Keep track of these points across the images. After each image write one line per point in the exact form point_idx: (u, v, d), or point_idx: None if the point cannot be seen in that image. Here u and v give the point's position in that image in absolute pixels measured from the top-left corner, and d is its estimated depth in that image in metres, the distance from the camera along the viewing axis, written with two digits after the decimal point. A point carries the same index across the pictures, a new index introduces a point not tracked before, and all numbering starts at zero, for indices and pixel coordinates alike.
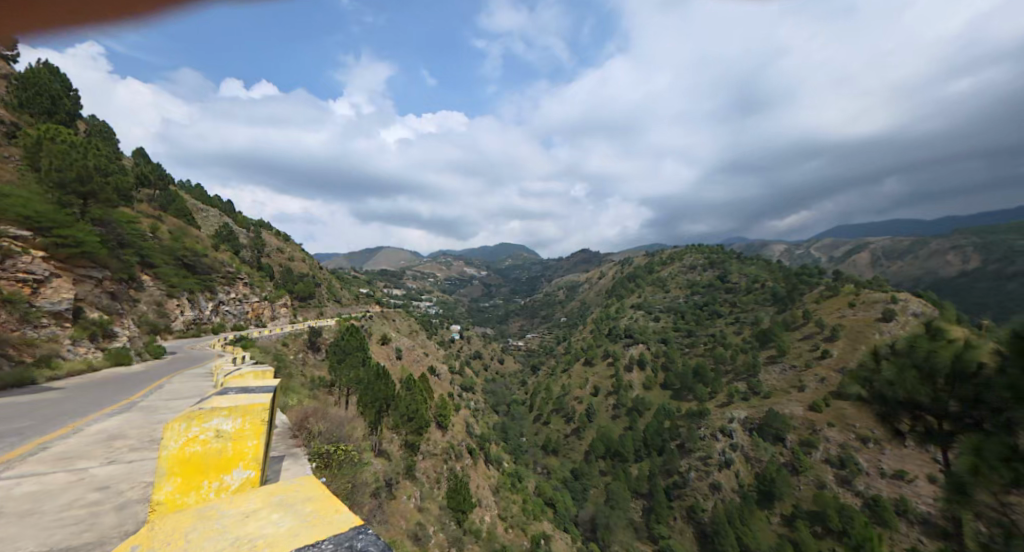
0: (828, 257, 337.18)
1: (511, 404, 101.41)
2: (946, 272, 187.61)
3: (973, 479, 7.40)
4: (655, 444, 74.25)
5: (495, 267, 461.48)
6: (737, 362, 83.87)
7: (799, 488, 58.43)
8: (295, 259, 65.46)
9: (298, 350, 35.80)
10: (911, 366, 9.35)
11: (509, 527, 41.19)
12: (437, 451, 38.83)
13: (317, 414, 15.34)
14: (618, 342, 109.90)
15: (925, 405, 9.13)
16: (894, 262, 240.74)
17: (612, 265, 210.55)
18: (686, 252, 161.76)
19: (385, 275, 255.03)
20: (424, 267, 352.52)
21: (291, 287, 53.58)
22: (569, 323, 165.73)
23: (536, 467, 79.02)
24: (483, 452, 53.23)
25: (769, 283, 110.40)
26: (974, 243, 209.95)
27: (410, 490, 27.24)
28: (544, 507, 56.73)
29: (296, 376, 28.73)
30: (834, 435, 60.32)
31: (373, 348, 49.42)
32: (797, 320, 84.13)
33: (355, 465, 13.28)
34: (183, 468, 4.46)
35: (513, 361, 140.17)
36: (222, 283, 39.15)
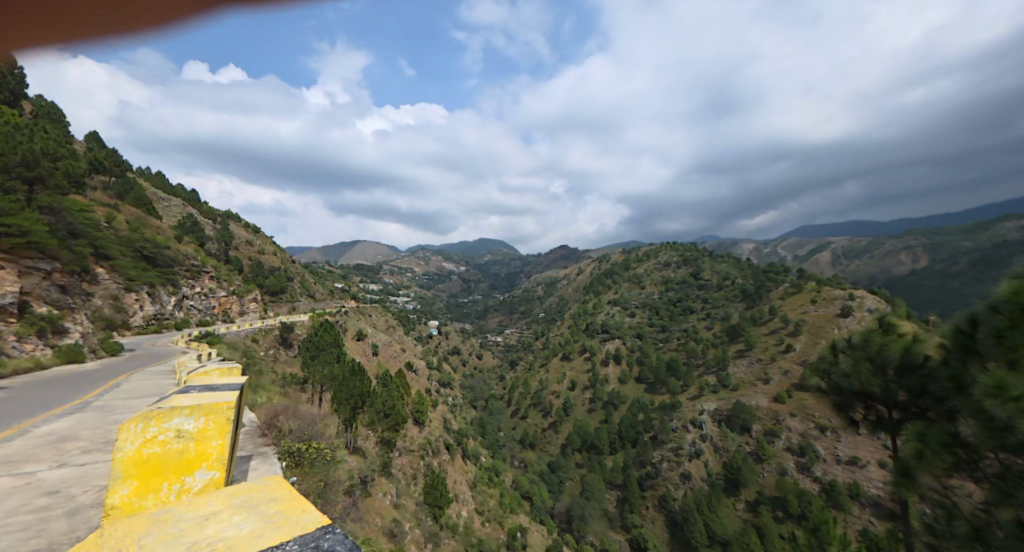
0: (794, 256, 351.10)
1: (489, 400, 101.77)
2: (898, 271, 199.92)
3: (917, 464, 7.90)
4: (629, 436, 76.03)
5: (473, 263, 459.62)
6: (708, 356, 86.60)
7: (763, 475, 61.05)
8: (266, 252, 63.37)
9: (268, 346, 34.75)
10: (865, 359, 9.81)
11: (485, 521, 41.40)
12: (414, 447, 38.51)
13: (288, 412, 14.95)
14: (594, 337, 111.70)
15: (877, 395, 9.67)
16: (853, 261, 254.71)
17: (589, 262, 213.57)
18: (661, 249, 165.43)
19: (361, 270, 250.32)
20: (401, 262, 348.25)
21: (262, 281, 51.88)
22: (546, 319, 166.92)
23: (513, 461, 79.67)
24: (461, 447, 53.18)
25: (738, 280, 114.28)
26: (923, 244, 224.63)
27: (385, 487, 27.00)
28: (521, 500, 57.22)
29: (266, 373, 27.96)
30: (795, 425, 63.37)
31: (349, 344, 48.50)
32: (764, 315, 87.50)
33: (328, 464, 13.05)
34: (141, 470, 4.29)
35: (491, 356, 140.26)
36: (185, 277, 37.47)
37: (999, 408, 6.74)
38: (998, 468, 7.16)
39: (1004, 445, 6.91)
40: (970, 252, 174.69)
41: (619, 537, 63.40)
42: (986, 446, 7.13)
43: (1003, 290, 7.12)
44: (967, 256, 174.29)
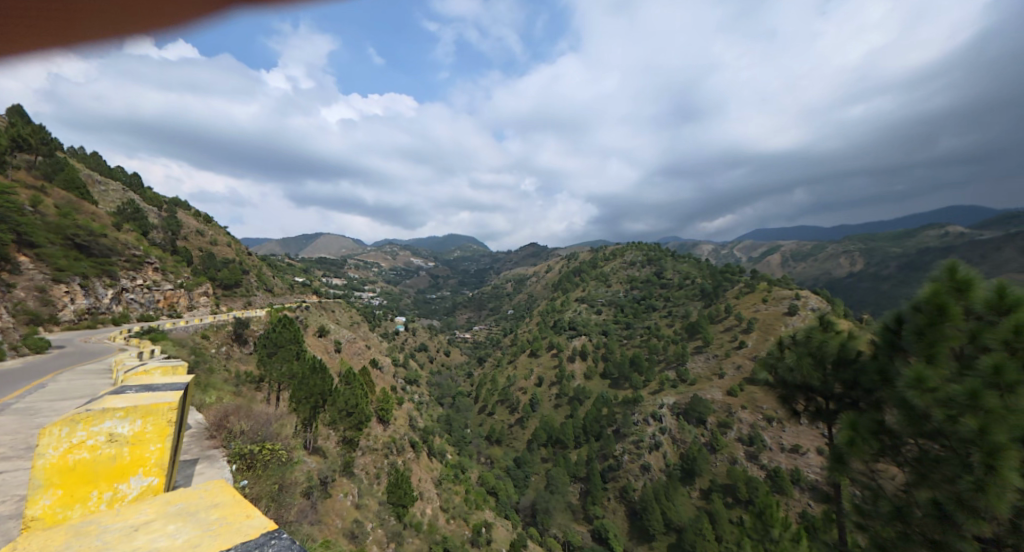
0: (749, 257, 368.78)
1: (456, 396, 101.37)
2: (839, 273, 215.97)
3: (849, 451, 8.54)
4: (593, 430, 77.70)
5: (441, 258, 454.01)
6: (669, 352, 89.78)
7: (716, 465, 64.24)
8: (219, 243, 59.82)
9: (220, 343, 32.95)
10: (807, 353, 10.52)
11: (450, 519, 41.25)
12: (378, 446, 37.75)
13: (240, 412, 14.24)
14: (562, 334, 113.23)
15: (816, 387, 10.35)
16: (800, 264, 272.09)
17: (558, 260, 216.34)
18: (627, 247, 169.75)
19: (325, 263, 241.64)
20: (366, 257, 339.43)
21: (214, 273, 49.00)
22: (515, 316, 167.48)
23: (480, 458, 79.71)
24: (427, 445, 52.65)
25: (698, 279, 119.18)
26: (860, 248, 244.44)
27: (347, 487, 26.32)
28: (486, 496, 57.37)
29: (218, 372, 26.64)
30: (746, 416, 67.14)
31: (309, 341, 46.77)
32: (720, 314, 91.66)
33: (284, 465, 12.59)
34: (66, 478, 4.02)
35: (459, 353, 139.52)
36: (124, 268, 34.76)
37: (920, 399, 7.47)
38: (917, 452, 7.86)
39: (922, 430, 7.63)
40: (899, 257, 191.84)
41: (581, 528, 64.95)
42: (908, 432, 7.85)
43: (925, 292, 7.86)
44: (896, 260, 191.03)
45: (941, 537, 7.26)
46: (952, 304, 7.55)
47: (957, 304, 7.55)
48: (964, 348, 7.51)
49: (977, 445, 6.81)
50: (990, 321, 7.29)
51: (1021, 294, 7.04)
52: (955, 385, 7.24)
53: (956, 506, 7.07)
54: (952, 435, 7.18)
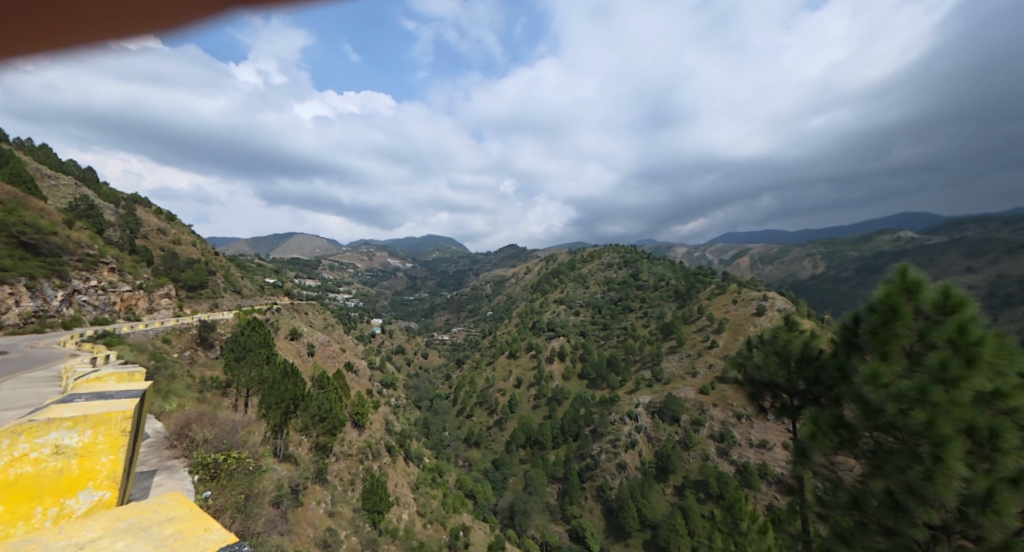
0: (721, 259, 379.63)
1: (434, 399, 100.41)
2: (803, 275, 226.07)
3: (811, 444, 8.94)
4: (571, 430, 78.11)
5: (419, 258, 448.80)
6: (644, 352, 91.46)
7: (689, 461, 65.85)
8: (183, 242, 57.17)
9: (182, 347, 31.57)
10: (773, 352, 10.90)
11: (427, 523, 40.69)
12: (353, 452, 36.90)
13: (204, 419, 13.67)
14: (540, 335, 113.73)
15: (781, 384, 10.77)
16: (767, 267, 282.56)
17: (537, 262, 217.32)
18: (605, 249, 172.11)
19: (297, 264, 234.95)
20: (341, 258, 331.94)
21: (177, 273, 46.81)
22: (494, 317, 167.05)
23: (457, 461, 79.18)
24: (404, 449, 51.83)
25: (672, 281, 122.01)
26: (822, 252, 256.81)
27: (319, 495, 25.69)
28: (464, 499, 56.93)
29: (180, 377, 25.65)
30: (717, 414, 69.17)
31: (281, 344, 45.30)
32: (693, 314, 93.98)
33: (251, 474, 12.17)
34: (7, 495, 3.79)
35: (437, 355, 138.26)
36: (77, 269, 32.86)
37: (874, 394, 7.88)
38: (872, 444, 8.28)
39: (877, 424, 8.03)
40: (857, 260, 202.56)
41: (559, 528, 65.34)
42: (864, 426, 8.28)
43: (879, 294, 8.27)
44: (855, 263, 201.72)
45: (894, 525, 7.65)
46: (904, 305, 7.98)
47: (909, 305, 7.99)
48: (914, 346, 7.96)
49: (926, 437, 7.21)
50: (936, 320, 7.73)
51: (962, 295, 7.52)
52: (906, 381, 7.66)
53: (908, 495, 7.44)
54: (904, 428, 7.57)
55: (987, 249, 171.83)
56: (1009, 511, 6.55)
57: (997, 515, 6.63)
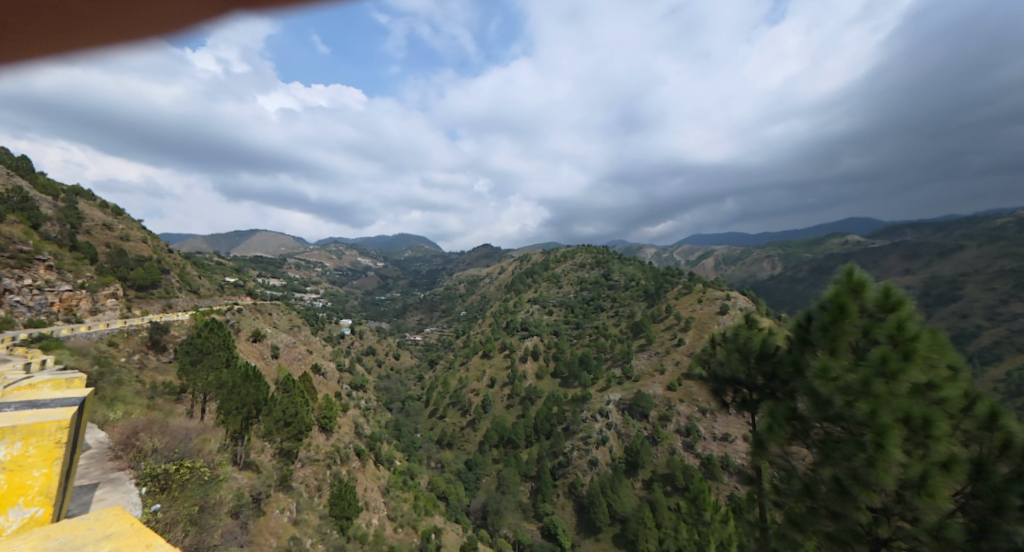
0: (687, 260, 392.62)
1: (405, 401, 98.97)
2: (764, 275, 237.41)
3: (768, 436, 9.41)
4: (544, 428, 78.51)
5: (390, 258, 440.82)
6: (615, 350, 93.15)
7: (657, 456, 67.80)
8: (132, 238, 53.56)
9: (130, 351, 29.72)
10: (734, 349, 11.38)
11: (398, 527, 39.91)
12: (320, 457, 35.88)
13: (154, 427, 12.95)
14: (514, 335, 113.76)
15: (742, 380, 11.26)
16: (731, 267, 294.80)
17: (511, 262, 217.57)
18: (578, 249, 174.16)
19: (262, 262, 225.52)
20: (309, 257, 321.18)
21: (125, 271, 43.91)
22: (467, 317, 166.03)
23: (430, 463, 78.20)
24: (374, 453, 50.77)
25: (642, 281, 124.95)
26: (781, 254, 270.20)
27: (283, 503, 24.83)
28: (436, 501, 56.28)
29: (128, 383, 24.14)
30: (683, 409, 71.38)
31: (242, 346, 43.35)
32: (661, 313, 96.50)
33: (207, 484, 11.61)
34: None
35: (409, 356, 136.16)
36: (9, 267, 30.29)
37: (824, 387, 8.36)
38: (822, 435, 8.73)
39: (827, 415, 8.47)
40: (812, 261, 214.69)
41: (531, 526, 65.65)
42: (815, 418, 8.71)
43: (829, 293, 8.75)
44: (810, 264, 213.67)
45: (841, 509, 8.12)
46: (850, 303, 8.49)
47: (854, 303, 8.49)
48: (859, 341, 8.45)
49: (870, 427, 7.71)
50: (879, 317, 8.23)
51: (901, 295, 8.08)
52: (853, 374, 8.18)
53: (852, 481, 7.90)
54: (850, 419, 8.05)
55: (923, 251, 186.59)
56: (942, 493, 7.06)
57: (931, 498, 7.14)
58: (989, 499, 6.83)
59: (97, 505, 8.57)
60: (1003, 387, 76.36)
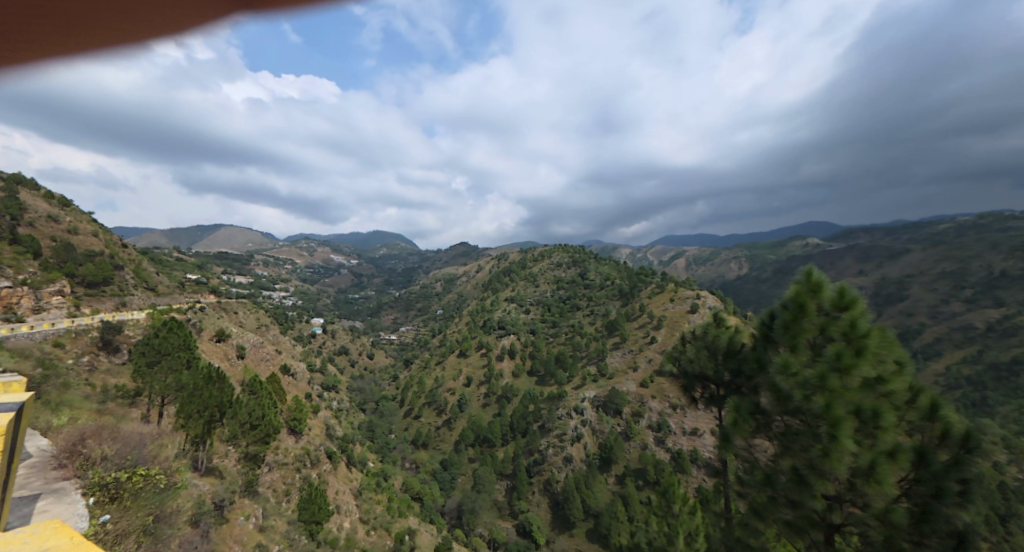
0: (660, 260, 402.76)
1: (380, 402, 97.47)
2: (732, 274, 246.29)
3: (732, 429, 9.74)
4: (520, 427, 78.69)
5: (364, 256, 432.59)
6: (590, 348, 94.33)
7: (629, 451, 69.37)
8: (81, 231, 50.21)
9: (80, 353, 27.97)
10: (704, 346, 11.75)
11: (371, 530, 39.19)
12: (289, 460, 34.86)
13: (104, 433, 12.24)
14: (491, 333, 113.48)
15: (710, 376, 11.65)
16: (701, 268, 304.27)
17: (488, 260, 216.90)
18: (554, 248, 175.38)
19: (227, 259, 216.39)
20: (280, 254, 311.09)
21: (74, 267, 41.22)
22: (443, 316, 164.54)
23: (404, 463, 77.13)
24: (346, 455, 49.64)
25: (617, 280, 126.98)
26: (748, 256, 281.08)
27: (248, 509, 24.00)
28: (410, 502, 55.60)
29: (76, 387, 22.68)
30: (655, 405, 73.19)
31: (205, 347, 41.57)
32: (635, 312, 98.28)
33: (164, 492, 11.06)
34: None
35: (383, 356, 134.01)
36: None
37: (784, 382, 8.74)
38: (782, 427, 9.09)
39: (786, 408, 8.83)
40: (777, 263, 224.27)
41: (506, 524, 65.58)
42: (776, 411, 9.06)
43: (790, 293, 9.11)
44: (775, 264, 223.27)
45: (798, 498, 8.49)
46: (809, 303, 8.88)
47: (813, 303, 8.90)
48: (816, 339, 8.87)
49: (825, 419, 8.08)
50: (834, 315, 8.68)
51: (854, 294, 8.53)
52: (810, 369, 8.60)
53: (809, 470, 8.31)
54: (807, 412, 8.42)
55: (875, 254, 198.32)
56: (888, 480, 7.54)
57: (878, 485, 7.60)
58: (931, 485, 7.31)
59: (36, 517, 8.22)
60: (944, 380, 82.10)
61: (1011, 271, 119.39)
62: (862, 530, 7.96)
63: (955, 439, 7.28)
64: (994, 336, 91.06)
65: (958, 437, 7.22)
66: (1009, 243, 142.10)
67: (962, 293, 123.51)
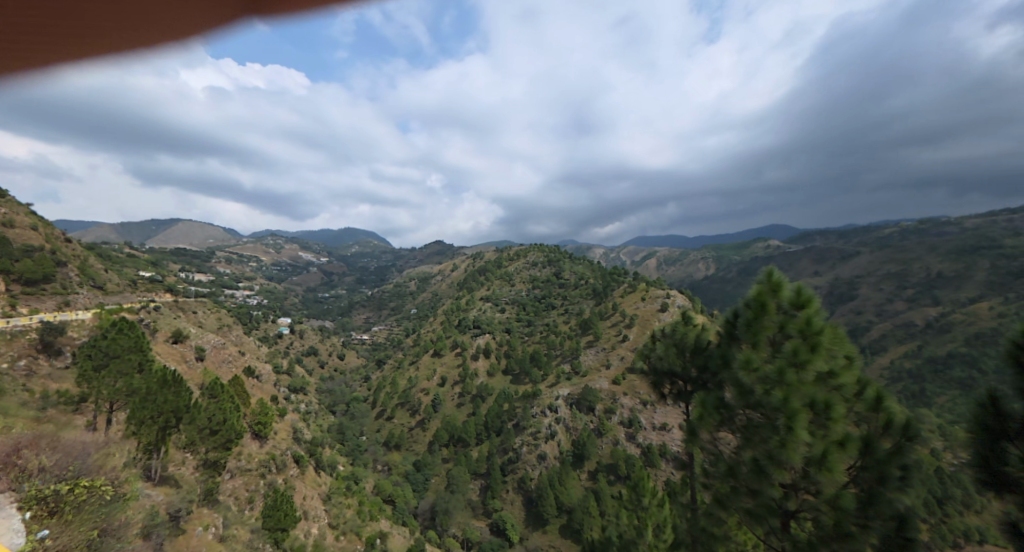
0: (632, 259, 411.77)
1: (350, 403, 95.13)
2: (700, 274, 254.84)
3: (699, 424, 10.06)
4: (494, 426, 78.50)
5: (334, 254, 421.64)
6: (565, 347, 95.25)
7: (602, 447, 70.55)
8: (20, 226, 46.54)
9: (15, 356, 25.86)
10: (672, 344, 12.10)
11: (340, 535, 38.17)
12: (253, 466, 33.52)
13: (41, 443, 11.33)
14: (466, 333, 112.78)
15: (678, 373, 12.02)
16: (670, 268, 313.08)
17: (463, 259, 215.54)
18: (530, 247, 176.15)
19: (186, 255, 205.75)
20: (245, 251, 298.65)
21: (9, 263, 38.22)
22: (417, 316, 162.42)
23: (376, 466, 75.55)
24: (315, 459, 48.18)
25: (591, 279, 128.87)
26: (715, 257, 291.40)
27: (206, 519, 22.90)
28: (382, 505, 54.49)
29: (10, 394, 20.96)
30: (627, 402, 74.80)
31: (159, 349, 39.45)
32: (608, 310, 99.95)
33: (112, 504, 10.50)
34: None
35: (355, 357, 130.96)
36: None
37: (747, 377, 9.11)
38: (744, 420, 9.43)
39: (748, 402, 9.20)
40: (742, 263, 233.59)
41: (480, 523, 65.25)
42: (739, 405, 9.39)
43: (752, 293, 9.51)
44: (739, 265, 232.31)
45: (757, 487, 8.86)
46: (769, 301, 9.27)
47: (773, 301, 9.28)
48: (775, 336, 9.26)
49: (782, 411, 8.50)
50: (791, 314, 9.09)
51: (809, 293, 9.00)
52: (770, 364, 9.00)
53: (768, 461, 8.67)
54: (767, 405, 8.81)
55: (830, 256, 210.04)
56: (839, 467, 8.00)
57: (831, 472, 8.05)
58: (875, 471, 7.82)
59: None
60: (889, 373, 87.97)
61: (946, 272, 129.01)
62: (814, 516, 8.44)
63: (896, 428, 7.82)
64: (932, 332, 98.16)
65: (899, 426, 7.76)
66: (945, 245, 153.44)
67: (904, 293, 132.57)
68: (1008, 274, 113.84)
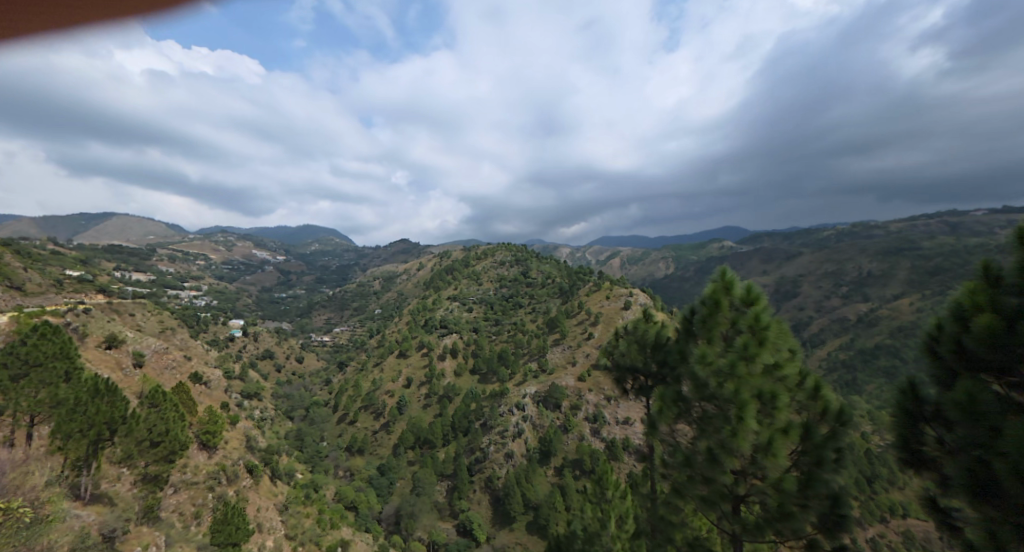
0: (596, 259, 420.69)
1: (310, 408, 91.76)
2: (660, 272, 263.94)
3: (658, 416, 10.57)
4: (461, 426, 78.05)
5: (293, 253, 404.46)
6: (532, 346, 96.05)
7: (567, 443, 71.89)
8: None
9: None
10: (634, 341, 12.62)
11: (299, 546, 36.91)
12: (200, 478, 31.77)
13: None
14: (432, 333, 111.39)
15: (640, 368, 12.55)
16: (633, 267, 321.94)
17: (430, 258, 212.55)
18: (496, 246, 176.27)
19: (126, 255, 191.13)
20: (193, 248, 280.79)
21: None
22: (381, 316, 158.84)
23: (338, 472, 73.33)
24: (270, 468, 46.14)
25: (557, 278, 130.50)
26: (674, 258, 302.62)
27: (146, 538, 21.50)
28: (344, 513, 52.96)
29: None
30: (592, 398, 76.56)
31: (90, 356, 36.66)
32: (573, 309, 101.69)
33: (31, 529, 9.89)
34: None
35: (315, 360, 126.26)
36: None
37: (701, 371, 9.65)
38: (700, 412, 9.97)
39: (703, 394, 9.76)
40: (699, 263, 243.81)
41: (446, 525, 64.72)
42: (695, 398, 9.96)
43: (708, 290, 10.07)
44: (697, 264, 242.30)
45: (711, 474, 9.43)
46: (724, 299, 9.84)
47: (725, 299, 9.88)
48: (728, 331, 9.87)
49: (733, 402, 9.10)
50: (742, 310, 9.71)
51: (757, 291, 9.67)
52: (723, 358, 9.56)
53: (720, 450, 9.25)
54: (720, 397, 9.41)
55: (777, 256, 223.39)
56: (782, 453, 8.64)
57: (775, 457, 8.68)
58: (814, 455, 8.49)
59: None
60: (827, 364, 94.91)
61: (875, 271, 140.54)
62: (761, 499, 9.09)
63: (831, 414, 8.60)
64: (863, 325, 106.68)
65: (834, 413, 8.55)
66: (876, 247, 167.00)
67: (840, 290, 143.33)
68: (926, 273, 125.65)
